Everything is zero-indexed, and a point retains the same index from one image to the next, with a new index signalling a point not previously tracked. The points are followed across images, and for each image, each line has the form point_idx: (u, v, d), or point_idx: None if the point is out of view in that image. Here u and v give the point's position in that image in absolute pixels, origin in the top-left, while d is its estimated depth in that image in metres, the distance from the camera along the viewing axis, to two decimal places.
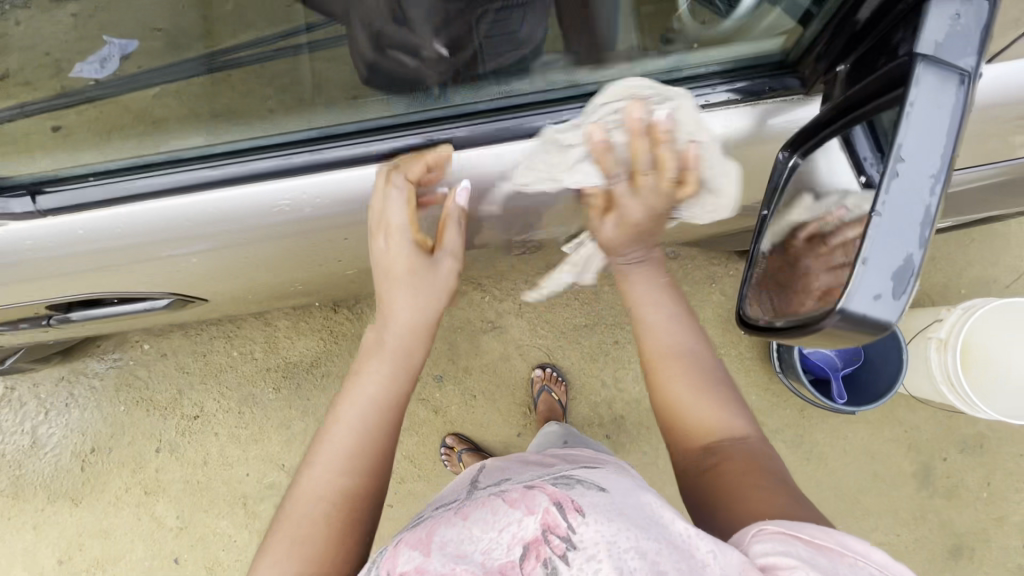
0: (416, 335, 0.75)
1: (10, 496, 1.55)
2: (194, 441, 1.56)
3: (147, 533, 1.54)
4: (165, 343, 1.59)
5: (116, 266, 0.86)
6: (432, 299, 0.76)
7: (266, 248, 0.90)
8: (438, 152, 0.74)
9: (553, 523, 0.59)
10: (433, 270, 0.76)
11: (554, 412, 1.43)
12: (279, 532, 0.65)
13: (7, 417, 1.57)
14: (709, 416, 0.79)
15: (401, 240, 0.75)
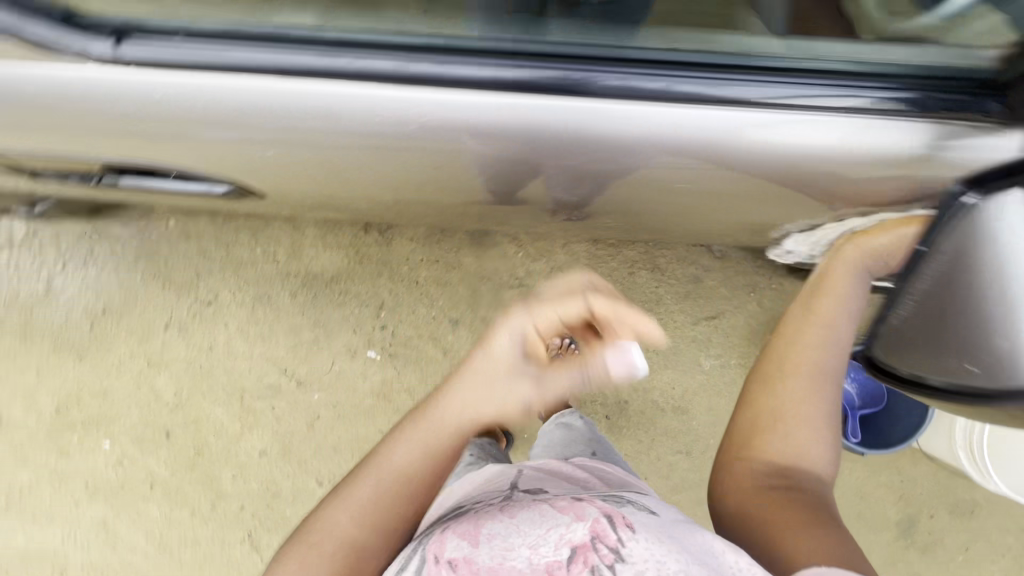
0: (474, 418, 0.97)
1: (20, 336, 1.58)
2: (203, 326, 1.56)
3: (144, 402, 1.57)
4: (191, 223, 1.55)
5: (176, 138, 0.82)
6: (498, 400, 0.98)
7: (348, 157, 0.84)
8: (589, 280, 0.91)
9: (599, 529, 0.69)
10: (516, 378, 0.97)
11: None
12: (333, 525, 0.85)
13: (26, 260, 1.57)
14: (802, 443, 0.88)
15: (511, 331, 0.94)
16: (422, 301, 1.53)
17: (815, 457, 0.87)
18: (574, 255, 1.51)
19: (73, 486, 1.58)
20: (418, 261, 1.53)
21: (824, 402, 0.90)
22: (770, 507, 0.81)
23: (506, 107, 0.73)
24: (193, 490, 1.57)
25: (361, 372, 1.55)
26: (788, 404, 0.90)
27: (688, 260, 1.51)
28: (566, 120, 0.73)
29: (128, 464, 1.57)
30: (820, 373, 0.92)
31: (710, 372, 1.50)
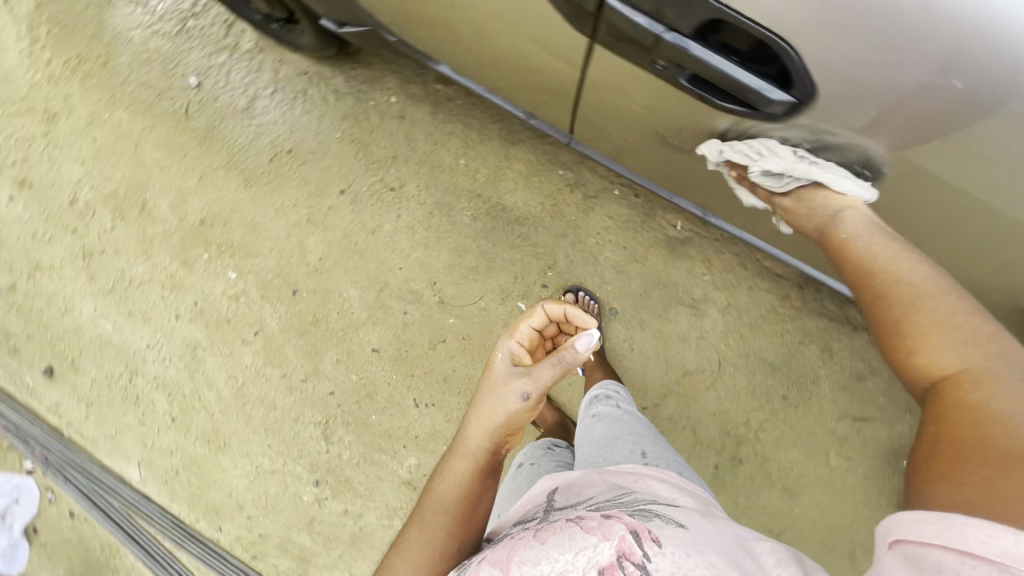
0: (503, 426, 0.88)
1: (200, 138, 1.54)
2: (376, 207, 1.52)
3: (285, 252, 1.52)
4: (410, 107, 1.53)
5: None
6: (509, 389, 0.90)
7: None
8: (549, 301, 0.99)
9: (629, 551, 0.58)
10: (511, 376, 0.92)
11: None
12: (425, 508, 0.84)
13: (241, 71, 1.55)
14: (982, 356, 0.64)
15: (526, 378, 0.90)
16: (592, 278, 1.50)
17: None
18: (756, 302, 1.48)
19: (181, 299, 1.53)
20: (607, 240, 1.50)
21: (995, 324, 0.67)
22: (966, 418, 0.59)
23: None
24: (292, 356, 1.51)
25: (503, 317, 1.50)
26: (952, 325, 0.68)
27: (859, 355, 1.48)
28: None
29: (243, 303, 1.52)
30: (920, 293, 0.72)
31: (834, 470, 1.46)
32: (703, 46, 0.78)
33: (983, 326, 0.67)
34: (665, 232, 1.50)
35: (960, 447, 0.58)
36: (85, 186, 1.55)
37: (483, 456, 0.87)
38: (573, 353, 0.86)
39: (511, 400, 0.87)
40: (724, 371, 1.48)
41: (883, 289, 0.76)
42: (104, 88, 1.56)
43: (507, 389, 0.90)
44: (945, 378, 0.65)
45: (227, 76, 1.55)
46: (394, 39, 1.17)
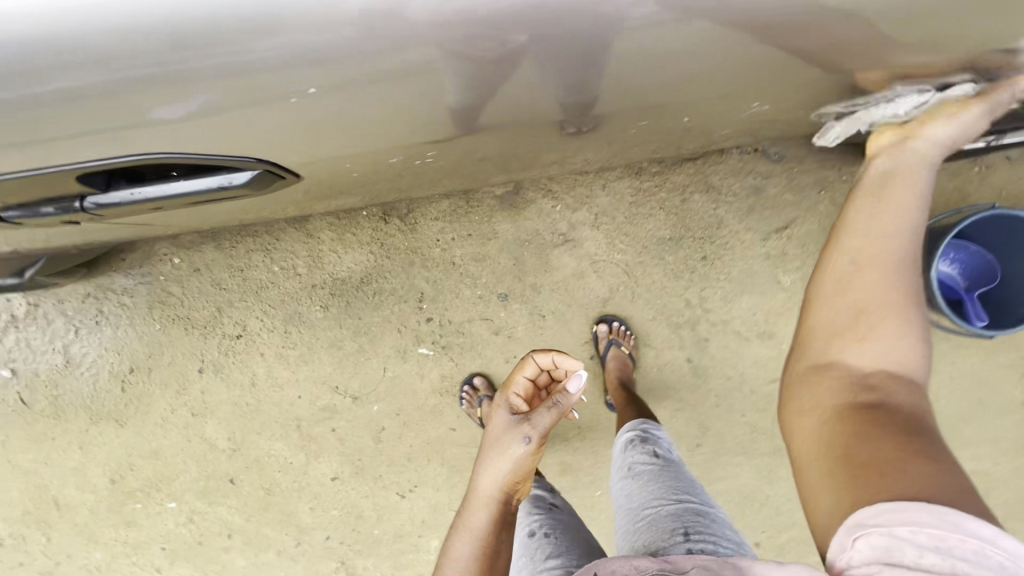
0: (516, 475, 0.93)
1: (53, 416, 1.47)
2: (239, 362, 1.44)
3: (198, 455, 1.47)
4: (197, 256, 1.42)
5: (71, 129, 0.59)
6: (510, 442, 0.92)
7: (206, 123, 0.62)
8: (534, 355, 0.95)
9: None
10: (511, 428, 0.94)
11: (626, 370, 1.36)
12: (446, 561, 0.91)
13: (36, 336, 1.45)
14: (882, 346, 0.82)
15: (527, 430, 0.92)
16: (464, 284, 1.40)
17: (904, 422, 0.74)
18: (617, 195, 1.37)
19: (149, 554, 1.50)
20: (450, 240, 1.39)
21: (906, 315, 0.83)
22: (858, 426, 0.75)
23: (164, 42, 0.51)
24: (273, 532, 1.48)
25: (416, 372, 1.43)
26: (880, 328, 0.83)
27: (742, 171, 1.36)
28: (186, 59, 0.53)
29: (200, 519, 1.48)
30: (872, 261, 0.85)
31: (792, 287, 1.37)
32: (155, 182, 0.72)
33: (897, 322, 0.83)
34: (494, 195, 1.38)
35: (874, 470, 0.68)
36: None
37: (499, 504, 0.94)
38: (568, 397, 0.90)
39: (516, 449, 0.91)
40: (636, 274, 1.38)
41: (853, 275, 0.86)
42: None
43: (508, 442, 0.93)
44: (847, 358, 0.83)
45: (28, 347, 1.45)
46: (76, 250, 1.02)
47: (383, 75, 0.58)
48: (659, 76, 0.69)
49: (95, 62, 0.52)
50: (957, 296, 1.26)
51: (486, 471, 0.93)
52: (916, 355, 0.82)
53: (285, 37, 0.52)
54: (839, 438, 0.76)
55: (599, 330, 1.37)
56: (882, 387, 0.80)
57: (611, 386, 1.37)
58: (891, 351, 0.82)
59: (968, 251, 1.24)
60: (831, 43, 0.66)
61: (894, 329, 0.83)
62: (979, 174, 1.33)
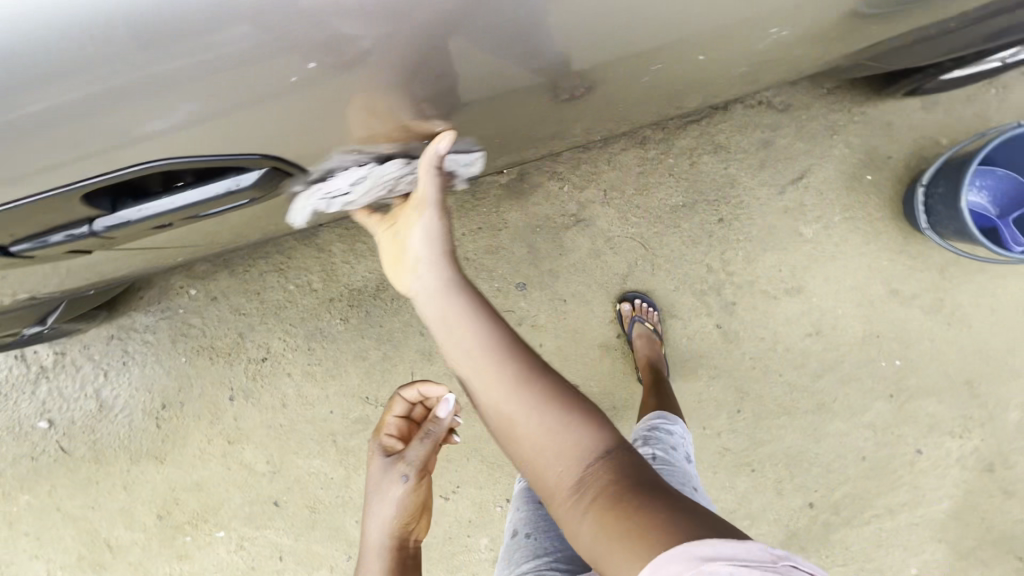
0: (405, 517, 0.89)
1: (94, 460, 1.49)
2: (267, 384, 1.44)
3: (240, 481, 1.47)
4: (213, 285, 1.42)
5: (88, 147, 0.59)
6: (388, 484, 0.88)
7: (218, 126, 0.61)
8: (409, 386, 0.94)
9: None
10: (388, 467, 0.89)
11: (654, 350, 1.30)
12: None
13: (67, 383, 1.46)
14: (539, 434, 0.61)
15: (405, 467, 0.88)
16: (481, 279, 1.38)
17: (623, 524, 0.53)
18: (624, 168, 1.34)
19: None
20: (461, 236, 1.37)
21: (527, 397, 0.62)
22: (591, 528, 0.55)
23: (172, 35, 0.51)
24: (323, 548, 1.48)
25: (444, 373, 1.41)
26: (535, 422, 0.62)
27: (749, 126, 1.32)
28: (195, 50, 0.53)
29: (250, 545, 1.49)
30: (481, 354, 0.64)
31: (816, 238, 1.33)
32: (156, 199, 0.70)
33: (557, 405, 0.62)
34: (499, 184, 1.36)
35: (600, 542, 0.55)
36: None
37: (393, 551, 0.89)
38: (440, 423, 0.89)
39: (397, 489, 0.87)
40: (654, 245, 1.35)
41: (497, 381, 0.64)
42: None
43: (387, 484, 0.88)
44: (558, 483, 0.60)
45: (61, 396, 1.47)
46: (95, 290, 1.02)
47: (354, 53, 0.58)
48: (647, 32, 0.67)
49: (87, 71, 0.52)
50: (990, 225, 1.21)
51: (372, 516, 0.88)
52: (583, 434, 0.61)
53: (246, 21, 0.52)
54: (596, 551, 0.55)
55: (623, 307, 1.34)
56: (591, 483, 0.58)
57: (641, 363, 1.32)
58: (559, 431, 0.61)
59: (996, 177, 1.20)
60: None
61: (553, 413, 0.61)
62: (997, 96, 1.28)
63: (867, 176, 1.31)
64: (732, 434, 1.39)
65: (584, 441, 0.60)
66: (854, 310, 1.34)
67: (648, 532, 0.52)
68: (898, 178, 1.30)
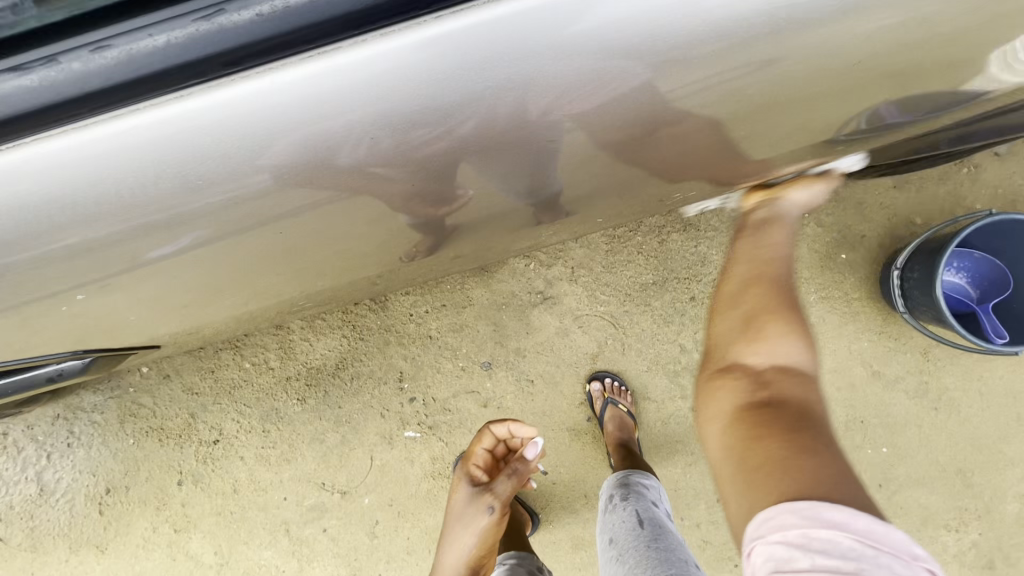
0: (483, 551, 1.07)
1: (30, 550, 1.39)
2: (219, 468, 1.36)
3: (185, 574, 1.37)
4: (166, 363, 1.36)
5: (98, 267, 0.63)
6: (474, 518, 1.07)
7: (226, 247, 0.66)
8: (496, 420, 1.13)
9: None
10: (472, 498, 1.09)
11: (625, 431, 1.24)
12: None
13: (6, 466, 1.38)
14: (763, 352, 0.77)
15: (492, 501, 1.07)
16: (444, 358, 1.33)
17: (780, 439, 0.62)
18: (592, 245, 1.31)
19: None
20: (425, 314, 1.33)
21: (794, 313, 0.81)
22: (756, 427, 0.66)
23: (195, 189, 0.55)
24: None
25: (406, 457, 1.33)
26: (765, 342, 0.78)
27: (719, 204, 1.29)
28: (219, 200, 0.57)
29: None
30: (767, 263, 0.88)
31: None
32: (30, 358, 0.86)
33: (789, 328, 0.79)
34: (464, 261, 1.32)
35: (754, 440, 0.64)
36: None
37: None
38: (526, 464, 1.10)
39: (484, 518, 1.06)
40: (623, 324, 1.30)
41: (753, 306, 0.83)
42: None
43: (475, 515, 1.07)
44: (732, 388, 0.75)
45: (1, 479, 1.39)
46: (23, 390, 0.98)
47: (353, 196, 0.62)
48: (602, 165, 0.74)
49: (113, 214, 0.55)
50: (967, 311, 1.16)
51: (449, 544, 1.07)
52: (801, 359, 0.76)
53: (260, 178, 0.55)
54: (744, 438, 0.65)
55: (593, 389, 1.28)
56: (769, 397, 0.70)
57: (612, 449, 1.25)
58: (780, 348, 0.77)
59: (973, 261, 1.16)
60: (761, 112, 0.70)
61: (788, 334, 0.78)
62: (969, 175, 1.25)
63: (841, 255, 1.27)
64: (712, 526, 1.29)
65: (783, 357, 0.76)
66: (834, 394, 1.27)
67: (779, 457, 0.60)
68: (872, 257, 1.27)
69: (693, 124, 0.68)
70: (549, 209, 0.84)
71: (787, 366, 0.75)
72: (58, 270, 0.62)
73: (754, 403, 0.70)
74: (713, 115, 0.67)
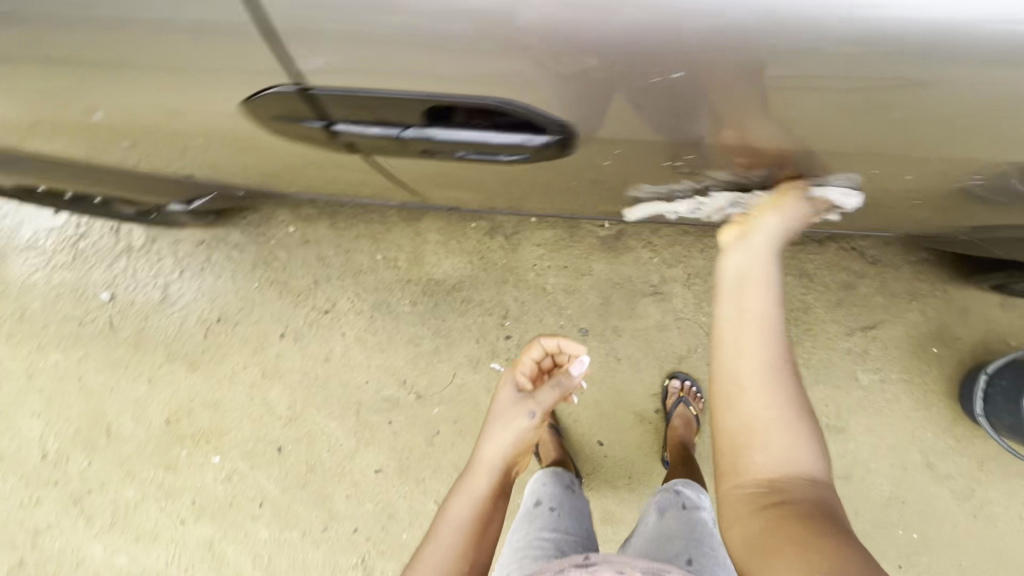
0: (518, 453, 0.97)
1: (134, 345, 1.54)
2: (320, 335, 1.50)
3: (256, 414, 1.50)
4: (311, 230, 1.52)
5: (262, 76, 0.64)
6: (518, 417, 1.00)
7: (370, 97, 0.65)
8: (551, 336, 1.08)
9: None
10: (514, 400, 1.01)
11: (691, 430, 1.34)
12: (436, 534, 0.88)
13: (143, 267, 1.55)
14: (778, 453, 0.66)
15: (544, 400, 1.02)
16: (548, 310, 1.45)
17: (810, 533, 0.58)
18: (713, 261, 1.43)
19: (179, 503, 1.50)
20: (546, 268, 1.46)
21: (787, 399, 0.69)
22: (783, 531, 0.60)
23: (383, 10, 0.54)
24: (305, 509, 1.48)
25: (484, 385, 1.46)
26: (765, 399, 0.69)
27: (837, 266, 1.41)
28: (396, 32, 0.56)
29: (238, 480, 1.49)
30: (767, 322, 0.72)
31: (869, 387, 1.38)
32: (444, 127, 0.70)
33: (797, 422, 0.68)
34: (597, 235, 1.46)
35: (770, 550, 0.59)
36: (50, 436, 1.54)
37: (499, 474, 0.94)
38: (571, 379, 1.04)
39: (523, 420, 0.99)
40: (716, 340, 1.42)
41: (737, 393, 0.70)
42: (30, 340, 1.56)
43: (517, 414, 1.00)
44: (730, 441, 0.69)
45: (134, 277, 1.55)
46: (244, 192, 1.18)
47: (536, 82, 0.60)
48: (728, 123, 0.67)
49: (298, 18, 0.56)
50: None
51: (491, 436, 0.97)
52: (812, 455, 0.67)
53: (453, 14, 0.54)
54: (762, 539, 0.61)
55: (672, 384, 1.40)
56: (792, 499, 0.63)
57: (672, 441, 1.36)
58: (785, 450, 0.67)
59: None
60: (890, 112, 0.62)
61: (805, 437, 0.68)
62: None
63: (932, 347, 1.38)
64: None
65: (792, 455, 0.66)
66: (886, 469, 1.36)
67: (801, 544, 0.57)
68: (961, 360, 1.36)
69: (822, 100, 0.61)
70: (702, 168, 0.79)
71: (788, 455, 0.67)
72: (129, 49, 0.62)
73: (776, 504, 0.63)
74: (846, 92, 0.60)
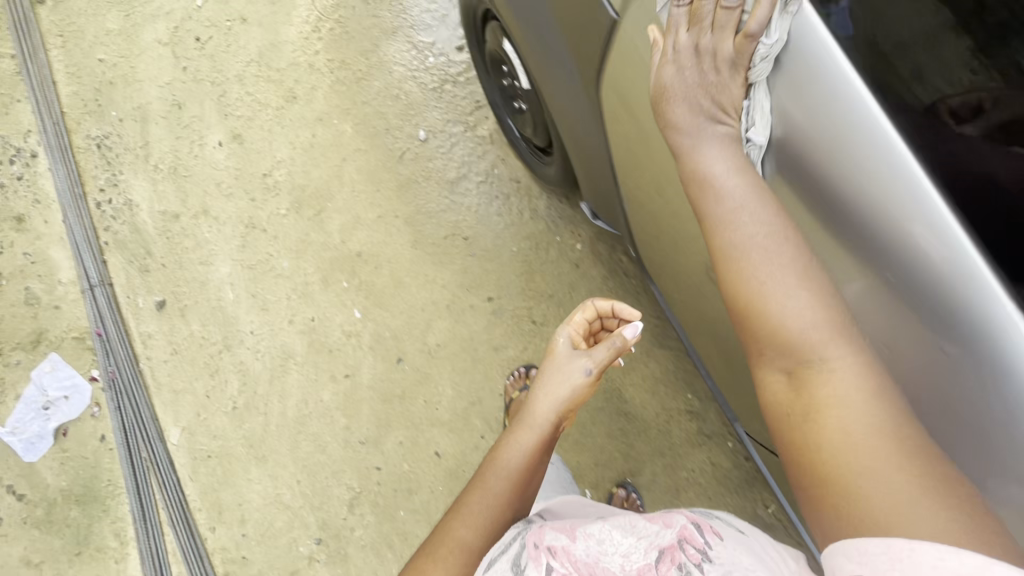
0: (560, 414, 0.93)
1: (400, 184, 1.61)
2: (510, 328, 1.53)
3: (411, 321, 1.55)
4: (589, 262, 1.55)
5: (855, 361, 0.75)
6: (569, 380, 0.93)
7: None
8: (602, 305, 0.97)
9: (690, 536, 0.66)
10: (569, 361, 0.95)
11: None
12: (486, 482, 0.84)
13: (465, 148, 1.62)
14: (802, 330, 0.67)
15: (596, 357, 0.93)
16: (663, 508, 1.45)
17: (871, 448, 0.59)
18: None
19: (301, 308, 1.57)
20: (697, 482, 1.45)
21: (800, 273, 0.68)
22: (843, 451, 0.60)
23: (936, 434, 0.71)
24: (365, 416, 1.52)
25: None
26: (795, 309, 0.67)
27: None
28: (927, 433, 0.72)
29: (351, 343, 1.55)
30: (744, 236, 0.71)
31: None
32: None
33: (788, 268, 0.68)
34: (756, 508, 1.43)
35: (822, 472, 0.61)
36: (283, 169, 1.63)
37: (549, 427, 0.92)
38: (621, 342, 0.92)
39: (577, 376, 0.93)
40: None
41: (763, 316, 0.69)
42: (347, 99, 1.66)
43: (571, 367, 0.94)
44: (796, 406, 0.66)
45: (452, 147, 1.62)
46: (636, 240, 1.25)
47: None
48: None
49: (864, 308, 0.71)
50: None
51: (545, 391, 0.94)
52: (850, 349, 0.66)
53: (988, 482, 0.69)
54: (817, 461, 0.62)
55: None
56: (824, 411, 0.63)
57: None
58: (819, 333, 0.66)
59: None
60: None
61: (812, 300, 0.67)
62: None
63: None
64: None
65: (835, 355, 0.65)
66: None
67: (863, 466, 0.58)
68: None
69: None
70: None
71: (831, 353, 0.65)
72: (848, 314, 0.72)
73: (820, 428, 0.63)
74: None
